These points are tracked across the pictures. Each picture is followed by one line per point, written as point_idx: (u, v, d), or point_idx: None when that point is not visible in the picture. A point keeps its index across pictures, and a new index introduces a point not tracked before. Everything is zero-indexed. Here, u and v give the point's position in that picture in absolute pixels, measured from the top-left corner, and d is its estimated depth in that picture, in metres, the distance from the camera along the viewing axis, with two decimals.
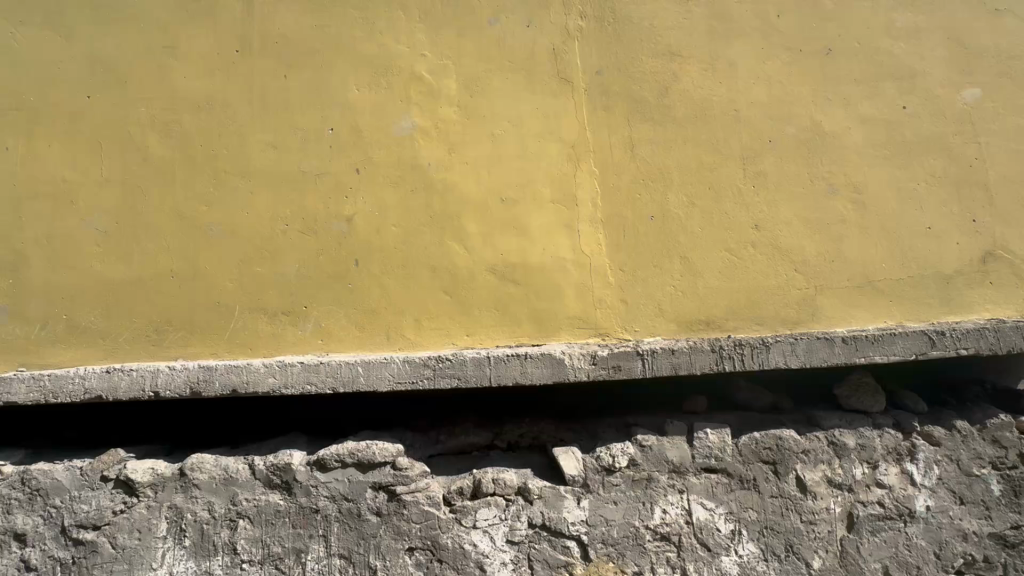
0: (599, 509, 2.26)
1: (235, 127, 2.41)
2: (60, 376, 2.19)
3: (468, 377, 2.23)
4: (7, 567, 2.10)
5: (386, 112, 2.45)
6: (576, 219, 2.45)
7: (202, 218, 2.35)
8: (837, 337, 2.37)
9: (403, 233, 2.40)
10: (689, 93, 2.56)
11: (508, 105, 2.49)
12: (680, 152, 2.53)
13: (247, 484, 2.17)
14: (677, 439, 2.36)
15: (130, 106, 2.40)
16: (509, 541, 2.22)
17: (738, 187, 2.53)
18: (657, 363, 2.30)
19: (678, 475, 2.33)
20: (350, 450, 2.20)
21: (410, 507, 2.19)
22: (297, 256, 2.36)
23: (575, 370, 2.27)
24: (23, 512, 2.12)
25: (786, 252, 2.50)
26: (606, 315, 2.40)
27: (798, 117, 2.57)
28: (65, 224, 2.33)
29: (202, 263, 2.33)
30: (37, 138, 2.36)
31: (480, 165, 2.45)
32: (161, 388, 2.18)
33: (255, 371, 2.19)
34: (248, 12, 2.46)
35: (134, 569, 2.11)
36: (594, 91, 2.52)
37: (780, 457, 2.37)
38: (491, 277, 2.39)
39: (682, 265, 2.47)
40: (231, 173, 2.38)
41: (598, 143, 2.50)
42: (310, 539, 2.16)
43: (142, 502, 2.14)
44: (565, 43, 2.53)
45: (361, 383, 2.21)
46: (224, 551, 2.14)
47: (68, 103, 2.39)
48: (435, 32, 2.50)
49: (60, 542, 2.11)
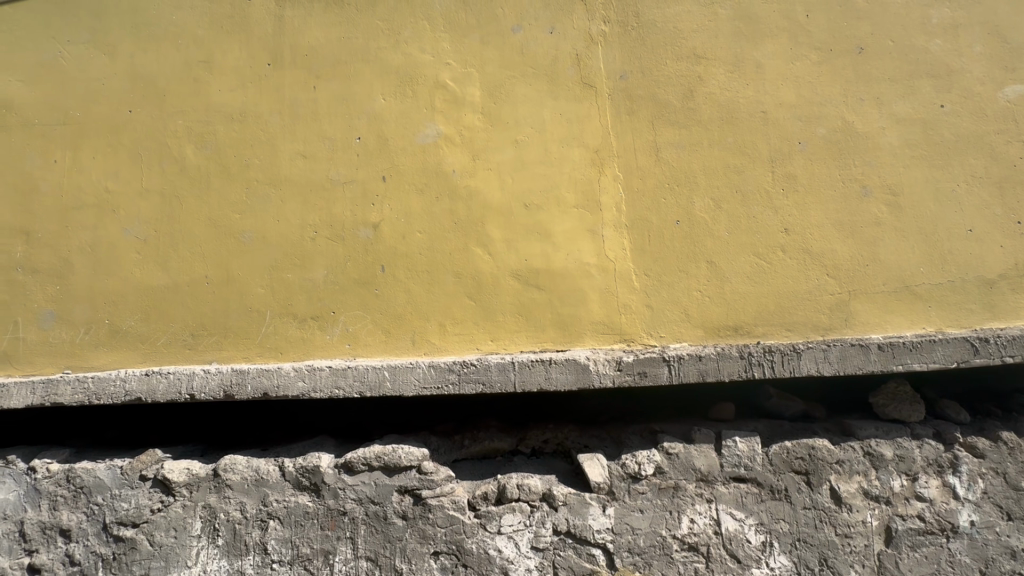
0: (625, 517, 2.24)
1: (267, 137, 2.48)
2: (103, 378, 2.28)
3: (493, 382, 2.24)
4: (52, 561, 2.19)
5: (411, 120, 2.49)
6: (600, 224, 2.45)
7: (235, 226, 2.43)
8: (872, 344, 2.30)
9: (428, 239, 2.43)
10: (715, 96, 2.53)
11: (531, 112, 2.51)
12: (705, 155, 2.50)
13: (277, 486, 2.22)
14: (705, 447, 2.33)
15: (167, 118, 2.50)
16: (534, 547, 2.21)
17: (767, 189, 2.48)
18: (684, 369, 2.28)
19: (706, 484, 2.29)
20: (377, 453, 2.23)
21: (436, 511, 2.21)
22: (325, 262, 2.41)
23: (600, 376, 2.26)
24: (68, 508, 2.21)
25: (817, 256, 2.45)
26: (631, 320, 2.39)
27: (829, 117, 2.52)
28: (108, 232, 2.44)
29: (234, 270, 2.41)
30: (82, 150, 2.48)
31: (503, 171, 2.47)
32: (196, 390, 2.25)
33: (285, 375, 2.25)
34: (278, 26, 2.54)
35: (171, 566, 2.17)
36: (617, 95, 2.52)
37: (813, 467, 2.31)
38: (515, 282, 2.40)
39: (708, 269, 2.44)
40: (262, 182, 2.46)
41: (622, 147, 2.49)
42: (337, 541, 2.19)
43: (178, 501, 2.20)
44: (588, 49, 2.54)
45: (388, 388, 2.24)
46: (255, 550, 2.19)
47: (111, 117, 2.50)
48: (459, 40, 2.54)
49: (102, 538, 2.19)
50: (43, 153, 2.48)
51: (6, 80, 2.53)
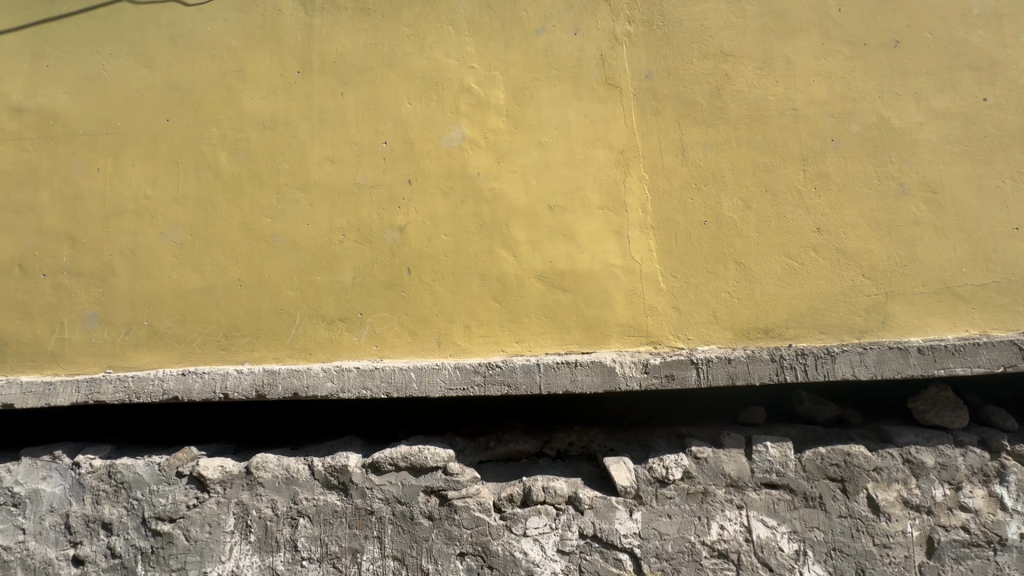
0: (652, 522, 2.21)
1: (296, 143, 2.54)
2: (142, 377, 2.36)
3: (518, 384, 2.24)
4: (94, 553, 2.27)
5: (437, 124, 2.52)
6: (626, 225, 2.43)
7: (267, 230, 2.49)
8: (911, 347, 2.22)
9: (453, 242, 2.45)
10: (743, 94, 2.49)
11: (556, 113, 2.51)
12: (733, 154, 2.46)
13: (307, 484, 2.27)
14: (734, 452, 2.28)
15: (202, 126, 2.58)
16: (560, 551, 2.20)
17: (798, 188, 2.43)
18: (712, 372, 2.23)
19: (736, 489, 2.25)
20: (404, 454, 2.26)
21: (461, 512, 2.22)
22: (353, 264, 2.45)
23: (626, 378, 2.24)
24: (109, 502, 2.29)
25: (851, 256, 2.38)
26: (657, 322, 2.36)
27: (863, 113, 2.45)
28: (147, 237, 2.53)
29: (266, 273, 2.47)
30: (123, 159, 2.58)
31: (528, 173, 2.47)
32: (230, 389, 2.31)
33: (315, 375, 2.30)
34: (307, 35, 2.60)
35: (206, 561, 2.23)
36: (643, 95, 2.50)
37: (849, 474, 2.24)
38: (539, 284, 2.41)
39: (737, 270, 2.40)
40: (292, 187, 2.52)
41: (647, 148, 2.47)
42: (365, 540, 2.22)
43: (213, 498, 2.27)
44: (613, 49, 2.53)
45: (414, 389, 2.26)
46: (285, 547, 2.23)
47: (150, 127, 2.60)
48: (483, 44, 2.56)
49: (141, 532, 2.26)
50: (86, 162, 2.59)
51: (52, 93, 2.65)
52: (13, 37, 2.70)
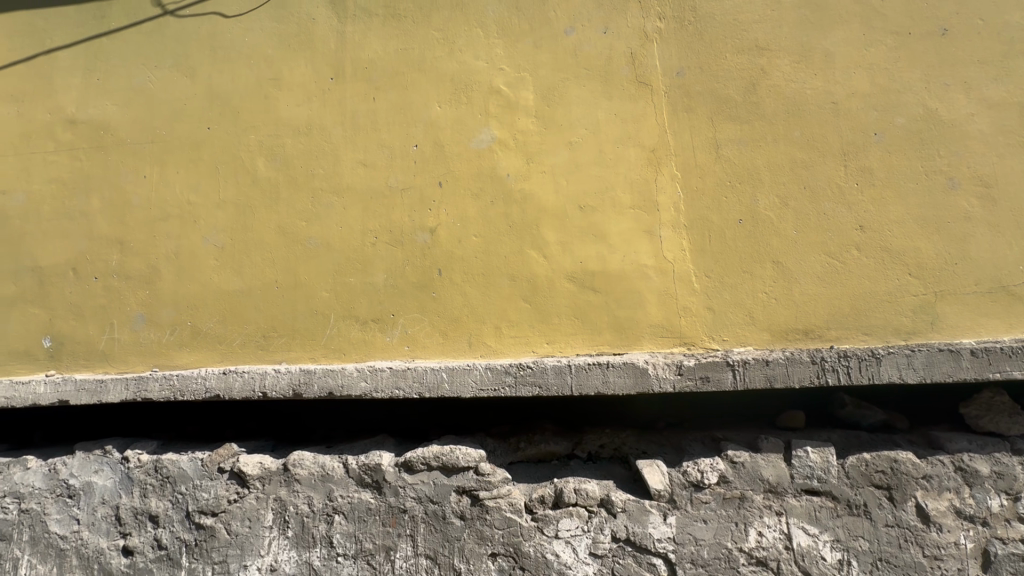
0: (687, 527, 2.17)
1: (330, 148, 2.60)
2: (186, 375, 2.44)
3: (550, 386, 2.23)
4: (142, 544, 2.37)
5: (466, 126, 2.54)
6: (658, 225, 2.39)
7: (302, 233, 2.56)
8: (964, 350, 2.12)
9: (483, 243, 2.46)
10: (780, 88, 2.42)
11: (585, 113, 2.50)
12: (769, 151, 2.39)
13: (342, 482, 2.31)
14: (773, 457, 2.22)
15: (241, 133, 2.67)
16: (592, 554, 2.18)
17: (839, 184, 2.35)
18: (750, 374, 2.17)
19: (774, 495, 2.18)
20: (436, 453, 2.28)
21: (493, 512, 2.23)
22: (385, 265, 2.50)
23: (660, 380, 2.20)
24: (156, 496, 2.39)
25: (897, 254, 2.28)
26: (691, 323, 2.32)
27: (908, 105, 2.35)
28: (190, 240, 2.63)
29: (301, 275, 2.54)
30: (167, 166, 2.69)
31: (558, 174, 2.47)
32: (268, 389, 2.37)
33: (349, 375, 2.34)
34: (340, 42, 2.66)
35: (246, 554, 2.30)
36: (674, 92, 2.46)
37: (896, 482, 2.15)
38: (570, 284, 2.40)
39: (774, 270, 2.33)
40: (326, 191, 2.58)
41: (679, 145, 2.43)
42: (398, 538, 2.25)
43: (252, 493, 2.34)
44: (643, 46, 2.50)
45: (446, 389, 2.28)
46: (322, 543, 2.28)
47: (192, 135, 2.70)
48: (513, 46, 2.57)
49: (186, 525, 2.35)
50: (133, 170, 2.71)
51: (103, 104, 2.79)
52: (67, 53, 2.85)
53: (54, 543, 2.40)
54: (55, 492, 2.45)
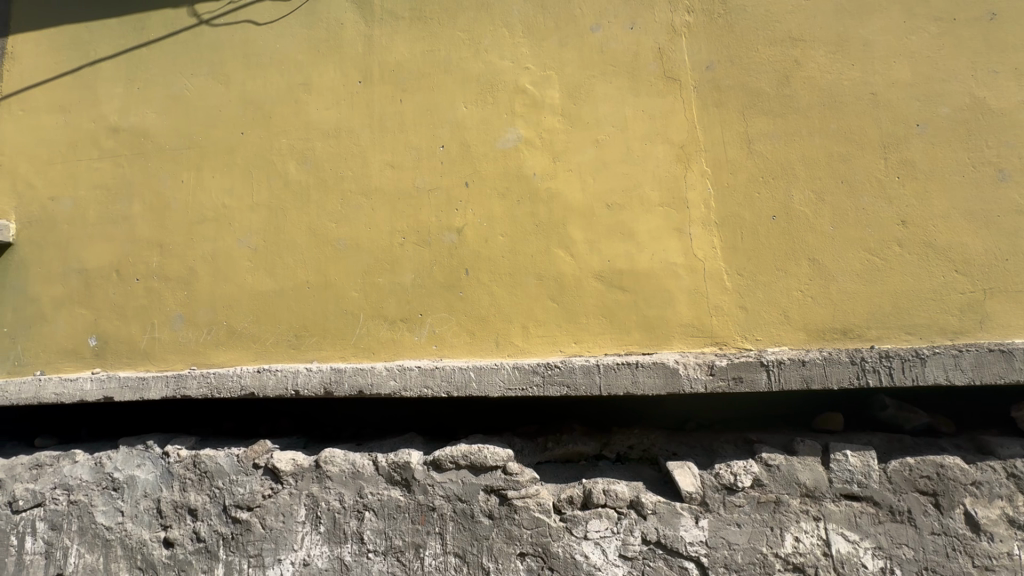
0: (720, 531, 2.13)
1: (359, 150, 2.65)
2: (223, 373, 2.50)
3: (578, 386, 2.21)
4: (182, 537, 2.45)
5: (492, 126, 2.54)
6: (688, 222, 2.35)
7: (332, 234, 2.61)
8: (1016, 350, 2.01)
9: (510, 242, 2.46)
10: (815, 79, 2.35)
11: (612, 110, 2.47)
12: (804, 145, 2.32)
13: (372, 479, 2.35)
14: (810, 460, 2.15)
15: (273, 138, 2.74)
16: (622, 556, 2.16)
17: (878, 178, 2.26)
18: (785, 374, 2.11)
19: (812, 500, 2.12)
20: (464, 452, 2.29)
21: (521, 512, 2.22)
22: (413, 265, 2.52)
23: (691, 380, 2.15)
24: (194, 490, 2.47)
25: (942, 250, 2.19)
26: (723, 323, 2.27)
27: (954, 94, 2.25)
28: (225, 243, 2.71)
29: (332, 275, 2.59)
30: (204, 171, 2.78)
31: (584, 172, 2.45)
32: (300, 387, 2.41)
33: (378, 374, 2.36)
34: (368, 46, 2.70)
35: (280, 548, 2.36)
36: (704, 87, 2.41)
37: (943, 488, 2.06)
38: (597, 284, 2.38)
39: (810, 267, 2.26)
40: (356, 193, 2.62)
41: (709, 141, 2.39)
42: (428, 536, 2.27)
43: (286, 489, 2.39)
44: (671, 41, 2.46)
45: (474, 389, 2.28)
46: (352, 539, 2.32)
47: (227, 140, 2.78)
48: (538, 44, 2.56)
49: (223, 518, 2.42)
50: (171, 175, 2.81)
51: (143, 112, 2.90)
52: (109, 63, 2.97)
53: (100, 533, 2.51)
54: (101, 485, 2.56)
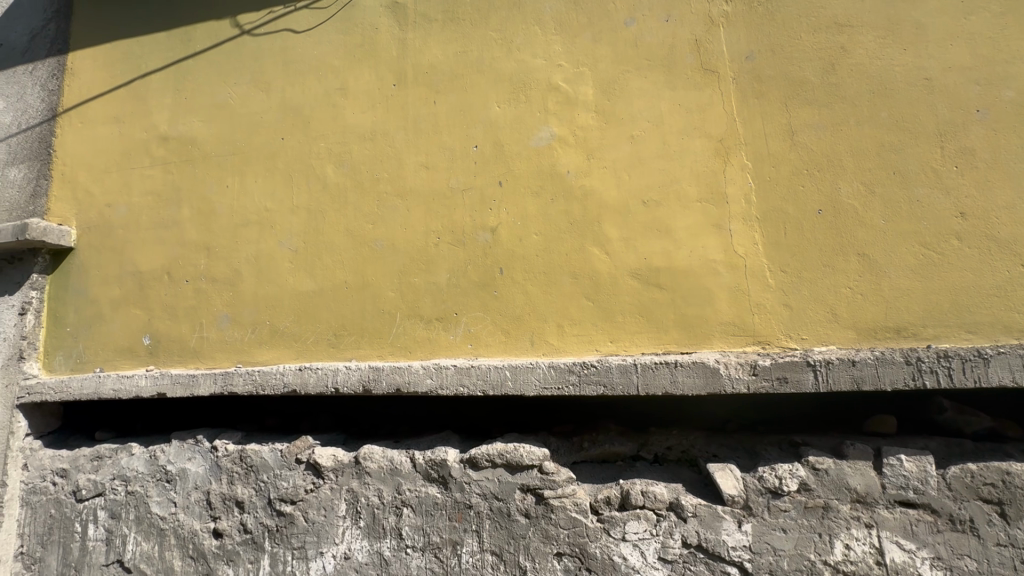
0: (764, 536, 2.06)
1: (394, 152, 2.69)
2: (267, 371, 2.59)
3: (615, 385, 2.18)
4: (230, 528, 2.55)
5: (525, 124, 2.54)
6: (727, 217, 2.29)
7: (369, 235, 2.66)
8: None
9: (545, 241, 2.45)
10: (863, 66, 2.24)
11: (647, 105, 2.43)
12: (852, 136, 2.22)
13: (410, 476, 2.38)
14: (860, 464, 2.05)
15: (312, 142, 2.81)
16: (661, 559, 2.12)
17: (934, 168, 2.14)
18: (833, 374, 2.02)
19: (863, 506, 2.02)
20: (500, 451, 2.29)
21: (558, 512, 2.22)
22: (448, 265, 2.55)
23: (732, 380, 2.09)
24: (241, 483, 2.57)
25: (1006, 243, 2.05)
26: (765, 321, 2.20)
27: (1019, 76, 2.10)
28: (268, 245, 2.80)
29: (369, 275, 2.64)
30: (247, 176, 2.89)
31: (619, 169, 2.42)
32: (340, 385, 2.47)
33: (415, 372, 2.39)
34: (403, 49, 2.75)
35: (322, 541, 2.42)
36: (742, 78, 2.34)
37: (1009, 496, 1.93)
38: (633, 282, 2.34)
39: (859, 263, 2.16)
40: (392, 194, 2.66)
41: (749, 134, 2.32)
42: (465, 533, 2.29)
43: (327, 484, 2.46)
44: (708, 32, 2.40)
45: (509, 387, 2.28)
46: (391, 535, 2.36)
47: (269, 145, 2.88)
48: (571, 41, 2.54)
49: (268, 511, 2.51)
50: (217, 180, 2.93)
51: (191, 121, 3.03)
52: (159, 75, 3.12)
53: (155, 522, 2.64)
54: (155, 477, 2.69)
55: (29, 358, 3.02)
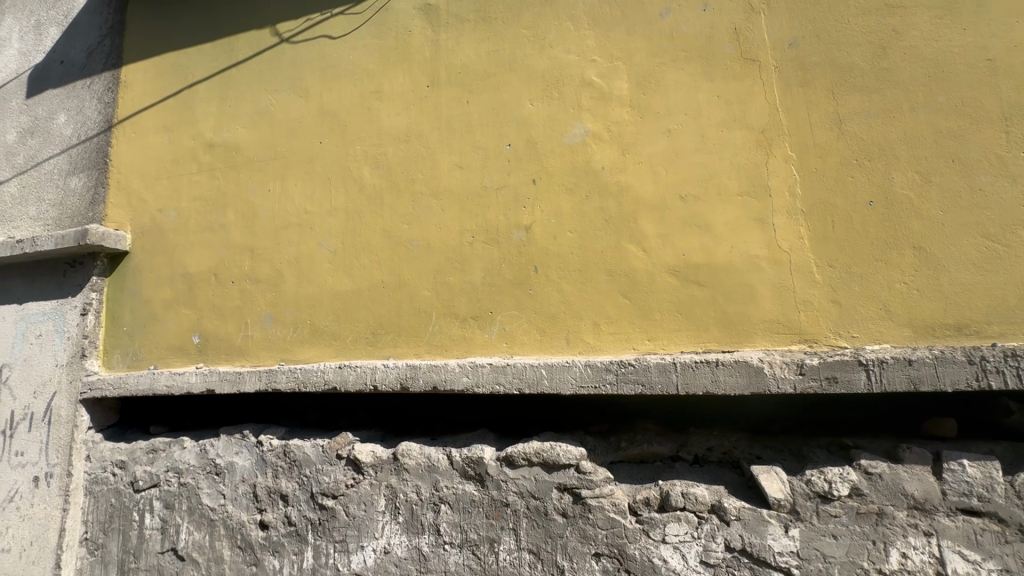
0: (813, 542, 1.98)
1: (429, 153, 2.72)
2: (309, 368, 2.67)
3: (653, 384, 2.14)
4: (276, 519, 2.64)
5: (559, 121, 2.53)
6: (770, 211, 2.21)
7: (405, 235, 2.70)
8: None
9: (579, 238, 2.43)
10: (917, 48, 2.12)
11: (684, 97, 2.37)
12: (905, 122, 2.10)
13: (447, 473, 2.41)
14: (918, 469, 1.95)
15: (350, 145, 2.87)
16: (704, 562, 2.07)
17: (998, 154, 2.00)
18: (887, 375, 1.92)
19: (921, 513, 1.92)
20: (536, 449, 2.28)
21: (596, 512, 2.19)
22: (482, 264, 2.56)
23: (777, 379, 2.02)
24: (285, 477, 2.66)
25: None
26: (812, 318, 2.11)
27: None
28: (309, 246, 2.88)
29: (406, 275, 2.68)
30: (288, 179, 2.98)
31: (655, 163, 2.37)
32: (378, 382, 2.52)
33: (451, 370, 2.41)
34: (436, 50, 2.77)
35: (363, 535, 2.48)
36: (785, 66, 2.26)
37: None
38: (671, 279, 2.29)
39: (915, 257, 2.04)
40: (427, 195, 2.69)
41: (793, 124, 2.23)
42: (502, 531, 2.30)
43: (367, 479, 2.51)
44: (748, 20, 2.32)
45: (545, 386, 2.27)
46: (430, 530, 2.39)
47: (308, 149, 2.96)
48: (604, 35, 2.51)
49: (311, 504, 2.58)
50: (260, 184, 3.03)
51: (235, 128, 3.14)
52: (206, 85, 3.26)
53: (206, 513, 2.77)
54: (205, 470, 2.81)
55: (90, 356, 3.20)
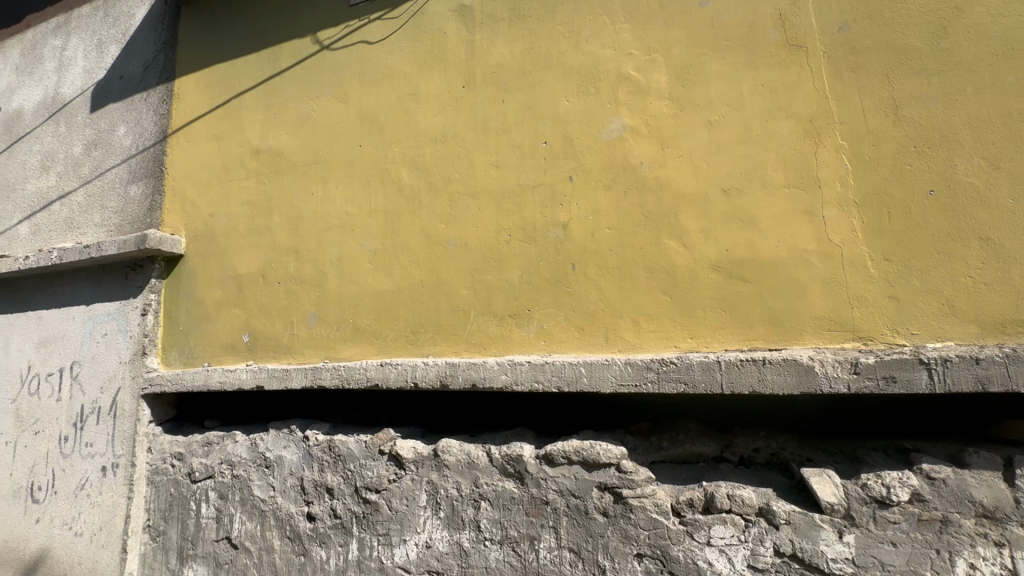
0: (870, 549, 1.89)
1: (466, 153, 2.74)
2: (352, 366, 2.74)
3: (697, 382, 2.09)
4: (324, 512, 2.73)
5: (595, 117, 2.50)
6: (819, 204, 2.12)
7: (444, 234, 2.74)
8: None
9: (618, 235, 2.40)
10: (983, 26, 1.98)
11: (725, 88, 2.30)
12: (970, 105, 1.97)
13: (486, 470, 2.42)
14: (986, 475, 1.82)
15: (389, 147, 2.93)
16: (751, 567, 2.01)
17: None
18: (952, 374, 1.80)
19: (991, 522, 1.80)
20: (576, 448, 2.27)
21: (637, 512, 2.16)
22: (520, 263, 2.56)
23: (829, 379, 1.93)
24: (331, 470, 2.74)
25: None
26: (867, 315, 2.01)
27: None
28: (351, 247, 2.96)
29: (444, 274, 2.71)
30: (331, 182, 3.06)
31: (696, 157, 2.31)
32: (419, 379, 2.56)
33: (490, 368, 2.42)
34: (472, 50, 2.79)
35: (405, 529, 2.53)
36: (834, 51, 2.15)
37: None
38: (714, 274, 2.23)
39: (981, 249, 1.91)
40: (464, 194, 2.72)
41: (843, 111, 2.12)
42: (541, 529, 2.30)
43: (409, 474, 2.56)
44: (793, 5, 2.23)
45: (584, 384, 2.25)
46: (470, 526, 2.42)
47: (350, 153, 3.04)
48: (641, 28, 2.46)
49: (356, 498, 2.66)
50: (304, 188, 3.14)
51: (281, 133, 3.26)
52: (252, 93, 3.40)
53: (257, 504, 2.89)
54: (256, 463, 2.94)
55: (150, 354, 3.40)
